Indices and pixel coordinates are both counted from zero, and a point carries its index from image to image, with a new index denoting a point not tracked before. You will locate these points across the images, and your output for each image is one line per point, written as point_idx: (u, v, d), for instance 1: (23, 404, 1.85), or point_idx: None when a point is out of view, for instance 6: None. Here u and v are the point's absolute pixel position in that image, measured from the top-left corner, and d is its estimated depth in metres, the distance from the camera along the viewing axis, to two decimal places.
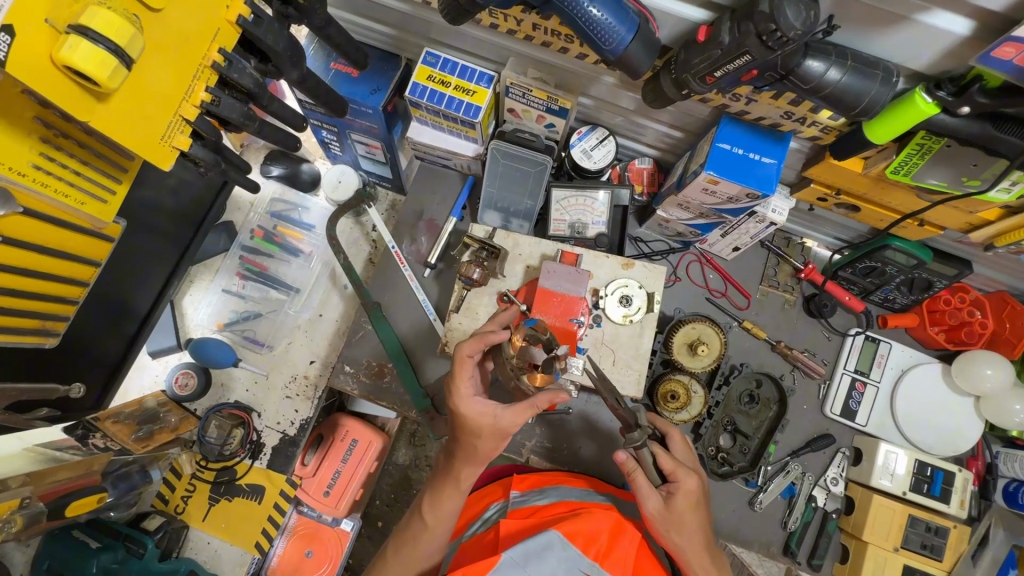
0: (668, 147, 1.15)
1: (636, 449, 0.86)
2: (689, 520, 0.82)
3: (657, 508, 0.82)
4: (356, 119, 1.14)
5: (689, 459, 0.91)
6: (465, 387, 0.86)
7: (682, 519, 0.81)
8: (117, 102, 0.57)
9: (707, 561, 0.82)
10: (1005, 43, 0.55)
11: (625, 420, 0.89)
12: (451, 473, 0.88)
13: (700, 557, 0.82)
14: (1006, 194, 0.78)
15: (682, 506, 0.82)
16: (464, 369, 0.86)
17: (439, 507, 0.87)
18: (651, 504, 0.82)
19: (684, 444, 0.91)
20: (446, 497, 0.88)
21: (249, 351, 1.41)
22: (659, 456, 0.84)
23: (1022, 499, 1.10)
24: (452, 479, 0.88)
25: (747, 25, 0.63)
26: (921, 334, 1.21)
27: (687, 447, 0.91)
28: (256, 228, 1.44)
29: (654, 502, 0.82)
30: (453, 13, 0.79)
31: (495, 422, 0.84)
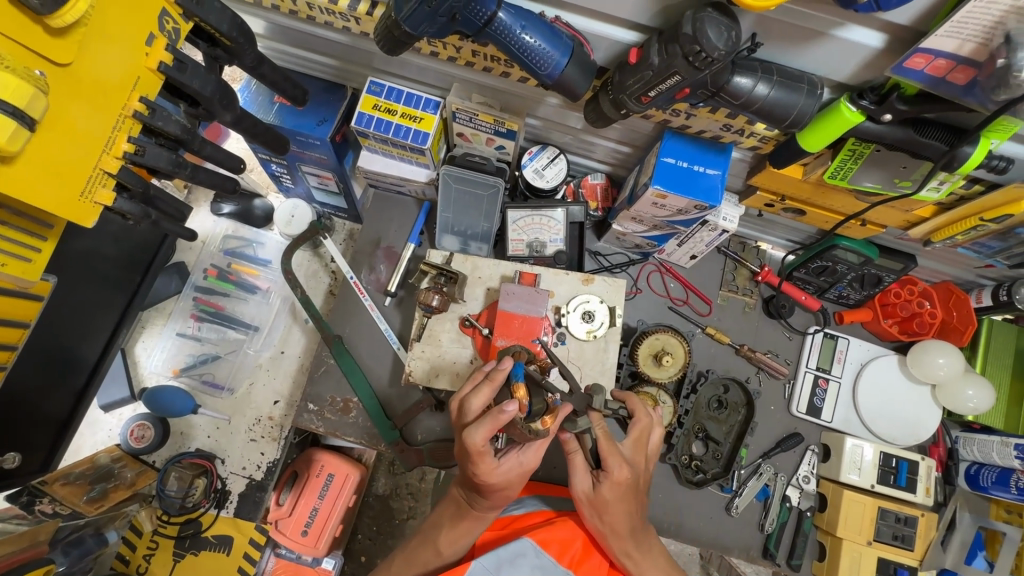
0: (618, 162, 1.16)
1: (578, 433, 0.79)
2: (614, 508, 0.79)
3: (585, 490, 0.80)
4: (306, 151, 1.12)
5: (643, 451, 0.83)
6: (487, 461, 0.74)
7: (606, 505, 0.79)
8: (25, 162, 0.55)
9: (627, 544, 0.80)
10: (916, 55, 0.57)
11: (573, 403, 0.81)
12: (477, 513, 0.81)
13: (621, 540, 0.80)
14: (936, 192, 0.80)
15: (607, 494, 0.78)
16: (484, 449, 0.73)
17: (458, 535, 0.81)
18: (580, 485, 0.80)
19: (641, 435, 0.83)
20: (467, 522, 0.82)
21: (209, 395, 1.35)
22: (595, 442, 0.78)
23: (983, 481, 1.14)
24: (474, 518, 0.81)
25: (674, 47, 0.64)
26: (877, 328, 1.25)
27: (642, 434, 0.83)
28: (210, 267, 1.38)
29: (583, 485, 0.80)
30: (388, 45, 0.78)
31: (520, 467, 0.77)
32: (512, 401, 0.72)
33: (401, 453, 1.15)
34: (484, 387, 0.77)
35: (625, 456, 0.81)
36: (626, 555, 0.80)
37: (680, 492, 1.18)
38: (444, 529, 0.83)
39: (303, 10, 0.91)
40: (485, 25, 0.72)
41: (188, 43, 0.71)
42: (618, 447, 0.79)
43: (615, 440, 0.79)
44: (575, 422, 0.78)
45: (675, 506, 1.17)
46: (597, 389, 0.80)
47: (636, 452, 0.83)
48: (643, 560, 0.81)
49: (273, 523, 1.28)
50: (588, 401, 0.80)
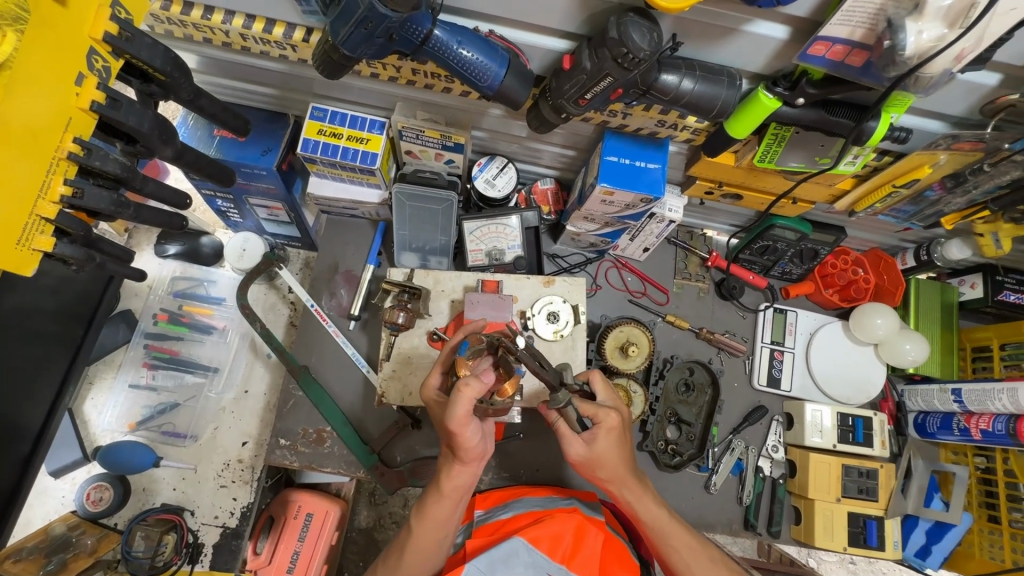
0: (565, 165, 1.20)
1: (561, 409, 0.77)
2: (612, 456, 0.78)
3: (581, 453, 0.79)
4: (253, 182, 1.11)
5: (616, 397, 0.85)
6: (461, 407, 0.73)
7: (603, 457, 0.78)
8: None
9: (630, 484, 0.81)
10: (816, 42, 0.64)
11: (547, 381, 0.76)
12: (438, 479, 0.83)
13: (623, 483, 0.81)
14: (852, 166, 0.88)
15: (604, 445, 0.78)
16: (471, 393, 0.72)
17: (429, 521, 0.81)
18: (575, 450, 0.80)
19: (607, 383, 0.85)
20: (429, 501, 0.83)
21: (171, 446, 1.29)
22: (578, 408, 0.78)
23: (930, 428, 1.23)
24: (436, 491, 0.82)
25: (603, 51, 0.68)
26: (820, 298, 1.33)
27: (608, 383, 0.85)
28: (159, 311, 1.34)
29: (576, 448, 0.79)
30: (329, 68, 0.81)
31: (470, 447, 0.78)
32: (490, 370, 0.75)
33: (382, 476, 1.13)
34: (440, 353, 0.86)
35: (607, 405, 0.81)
36: (629, 494, 0.81)
37: (660, 476, 1.22)
38: (412, 509, 0.85)
39: (237, 41, 0.91)
40: (423, 43, 0.75)
41: (120, 81, 0.70)
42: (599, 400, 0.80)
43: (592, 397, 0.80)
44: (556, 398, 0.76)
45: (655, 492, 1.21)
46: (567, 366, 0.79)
47: (612, 399, 0.84)
48: (646, 498, 0.82)
49: (253, 573, 1.22)
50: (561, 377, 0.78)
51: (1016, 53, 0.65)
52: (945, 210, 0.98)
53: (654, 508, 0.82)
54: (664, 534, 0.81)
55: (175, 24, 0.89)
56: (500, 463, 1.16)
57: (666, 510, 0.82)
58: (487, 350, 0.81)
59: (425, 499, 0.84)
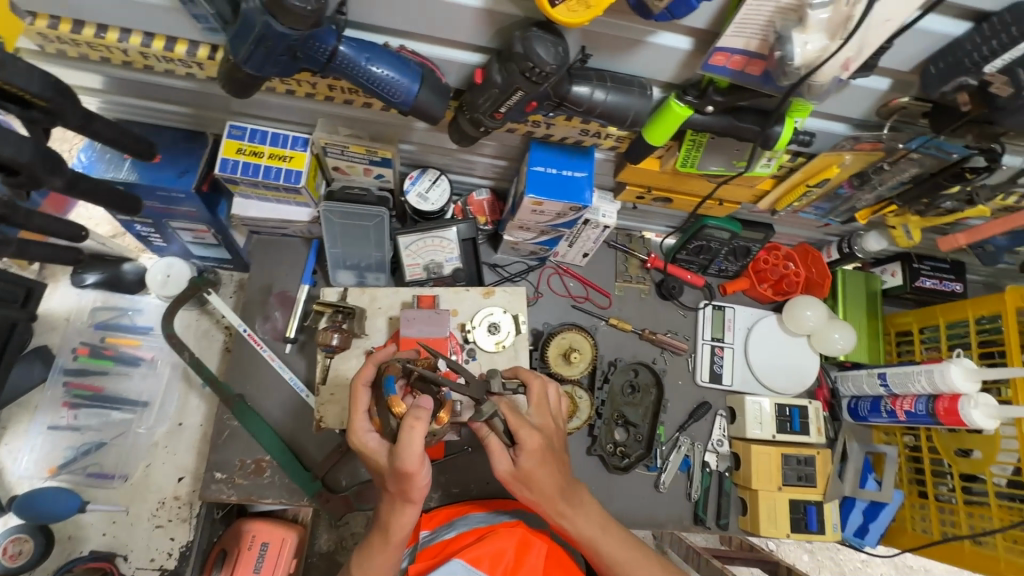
0: (499, 175, 1.20)
1: (486, 421, 0.77)
2: (537, 474, 0.77)
3: (507, 469, 0.78)
4: (172, 206, 1.06)
5: (549, 413, 0.82)
6: (414, 444, 0.69)
7: (528, 476, 0.77)
8: None
9: (558, 503, 0.79)
10: (715, 53, 0.65)
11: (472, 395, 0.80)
12: (383, 527, 0.78)
13: (552, 503, 0.79)
14: (768, 167, 0.90)
15: (526, 465, 0.76)
16: (423, 427, 0.69)
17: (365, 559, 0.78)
18: (502, 467, 0.78)
19: (540, 397, 0.82)
20: (376, 551, 0.78)
21: (99, 488, 1.22)
22: (505, 419, 0.77)
23: (862, 412, 1.29)
24: (383, 538, 0.77)
25: (511, 65, 0.68)
26: (755, 293, 1.38)
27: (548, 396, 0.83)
28: (79, 345, 1.25)
29: (502, 465, 0.78)
30: (236, 87, 0.78)
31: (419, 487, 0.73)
32: (430, 396, 0.73)
33: (326, 503, 1.11)
34: (361, 392, 0.78)
35: (533, 425, 0.79)
36: (558, 514, 0.80)
37: (610, 478, 1.24)
38: (358, 561, 0.79)
39: (138, 60, 0.86)
40: (330, 60, 0.73)
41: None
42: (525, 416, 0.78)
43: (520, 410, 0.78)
44: (483, 412, 0.75)
45: (605, 495, 1.22)
46: (491, 374, 0.82)
47: (543, 415, 0.81)
48: (578, 515, 0.81)
49: None
50: (487, 387, 0.81)
51: (900, 60, 0.68)
52: (857, 205, 1.03)
53: (585, 525, 0.81)
54: (595, 548, 0.81)
55: (66, 43, 0.83)
56: (450, 479, 1.18)
57: (597, 526, 0.82)
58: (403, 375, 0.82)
59: (371, 548, 0.79)
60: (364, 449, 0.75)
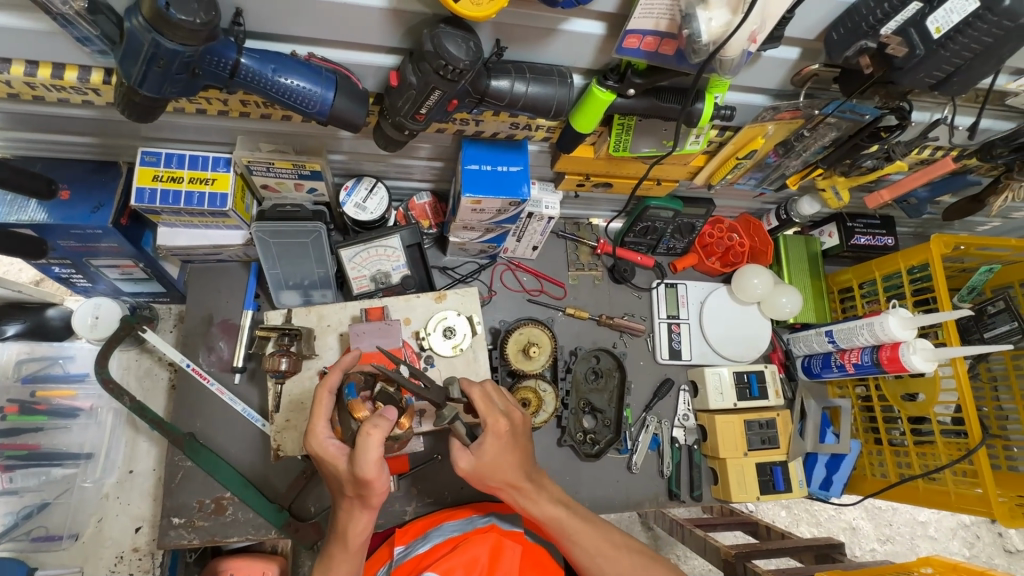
0: (438, 177, 1.18)
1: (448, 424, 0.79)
2: (501, 459, 0.81)
3: (469, 465, 0.81)
4: (92, 244, 1.00)
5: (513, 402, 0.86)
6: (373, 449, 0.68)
7: (490, 462, 0.80)
8: None
9: (523, 487, 0.83)
10: (628, 36, 0.65)
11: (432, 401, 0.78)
12: (342, 537, 0.76)
13: (517, 486, 0.82)
14: (697, 145, 0.91)
15: (490, 449, 0.80)
16: (380, 434, 0.69)
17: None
18: (462, 461, 0.82)
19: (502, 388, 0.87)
20: (335, 562, 0.76)
21: (46, 551, 1.15)
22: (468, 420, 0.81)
23: (815, 368, 1.34)
24: (342, 548, 0.76)
25: (424, 65, 0.66)
26: (704, 267, 1.40)
27: (504, 390, 0.88)
28: (3, 404, 1.11)
29: (465, 459, 0.81)
30: (136, 111, 0.73)
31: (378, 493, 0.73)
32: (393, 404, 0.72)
33: (297, 532, 1.06)
34: (324, 397, 0.77)
35: (499, 409, 0.83)
36: (524, 498, 0.83)
37: (583, 466, 1.25)
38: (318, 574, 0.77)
39: (26, 91, 0.80)
40: (233, 75, 0.69)
41: None
42: (491, 403, 0.82)
43: (483, 398, 0.83)
44: (443, 415, 0.78)
45: (580, 483, 1.23)
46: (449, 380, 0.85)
47: (508, 402, 0.85)
48: (542, 498, 0.83)
49: None
50: (446, 393, 0.80)
51: (804, 28, 0.70)
52: (787, 172, 1.06)
53: (550, 506, 0.84)
54: (563, 529, 0.82)
55: None
56: (422, 489, 1.16)
57: (563, 508, 0.84)
58: (365, 387, 0.78)
59: (328, 562, 0.77)
60: (323, 454, 0.74)
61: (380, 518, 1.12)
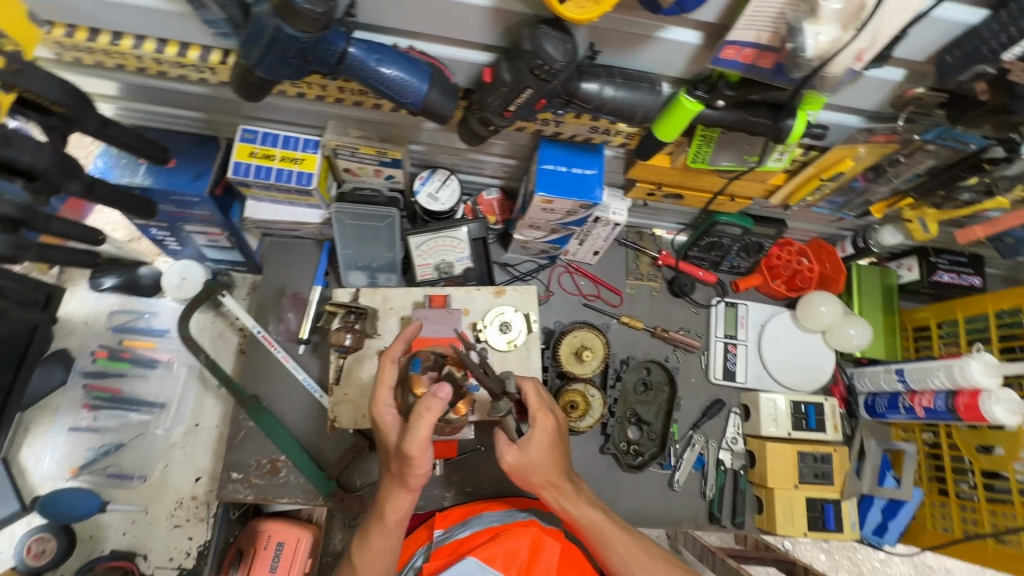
0: (509, 174, 1.20)
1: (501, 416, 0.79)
2: (546, 457, 0.82)
3: (515, 458, 0.82)
4: (186, 210, 1.07)
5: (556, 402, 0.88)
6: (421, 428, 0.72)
7: (534, 460, 0.82)
8: None
9: (563, 487, 0.83)
10: (726, 46, 0.64)
11: (490, 390, 0.77)
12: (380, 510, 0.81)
13: (557, 486, 0.83)
14: (780, 162, 0.89)
15: (537, 449, 0.82)
16: (431, 417, 0.72)
17: (368, 547, 0.80)
18: (508, 455, 0.83)
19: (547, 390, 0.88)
20: (374, 534, 0.81)
21: (117, 488, 1.23)
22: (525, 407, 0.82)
23: (879, 408, 1.27)
24: (379, 523, 0.81)
25: (520, 64, 0.68)
26: (768, 289, 1.36)
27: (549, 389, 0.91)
28: (97, 349, 1.28)
29: (511, 454, 0.82)
30: (248, 90, 0.79)
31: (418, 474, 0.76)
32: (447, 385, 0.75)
33: (341, 502, 1.11)
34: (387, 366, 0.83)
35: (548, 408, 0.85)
36: (564, 499, 0.84)
37: (623, 476, 1.23)
38: (356, 543, 0.83)
39: (152, 66, 0.87)
40: (339, 62, 0.73)
41: (14, 114, 0.67)
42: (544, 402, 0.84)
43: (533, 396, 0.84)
44: (499, 407, 0.77)
45: (620, 492, 1.22)
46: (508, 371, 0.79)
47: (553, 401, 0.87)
48: (581, 500, 0.84)
49: None
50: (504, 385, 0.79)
51: (914, 49, 0.67)
52: (873, 199, 1.01)
53: (589, 510, 0.84)
54: (600, 532, 0.83)
55: (83, 51, 0.85)
56: (462, 478, 1.18)
57: (600, 512, 0.84)
58: (434, 365, 0.81)
59: (365, 535, 0.82)
60: (381, 421, 0.80)
61: (420, 500, 1.15)
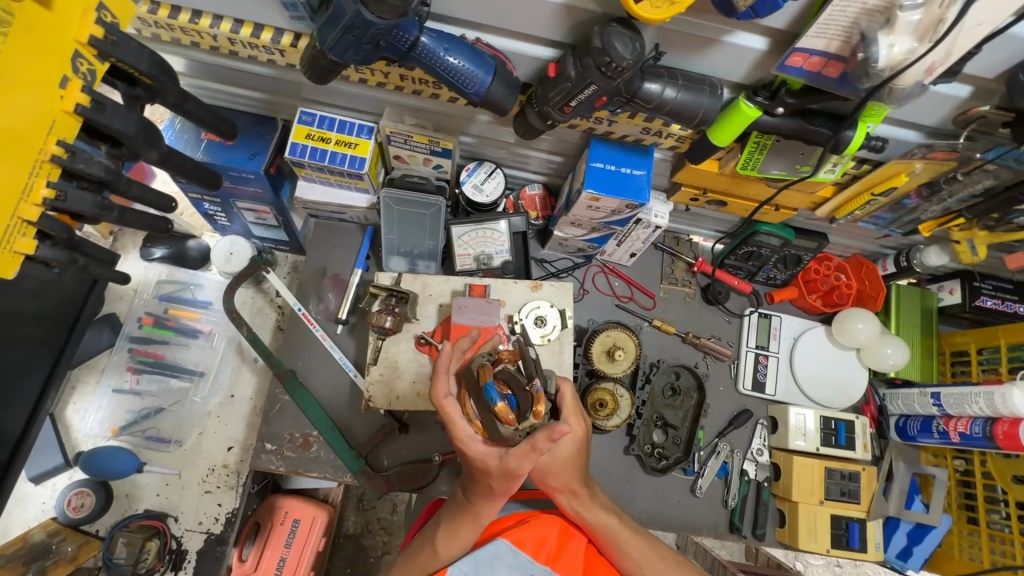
0: (553, 171, 1.22)
1: None
2: (567, 462, 0.83)
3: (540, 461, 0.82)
4: (240, 186, 1.11)
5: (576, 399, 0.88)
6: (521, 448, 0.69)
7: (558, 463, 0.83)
8: None
9: (579, 492, 0.86)
10: (794, 54, 0.65)
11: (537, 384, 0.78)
12: (473, 508, 0.79)
13: (574, 492, 0.86)
14: (833, 174, 0.89)
15: (565, 451, 0.82)
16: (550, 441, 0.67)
17: (457, 539, 0.78)
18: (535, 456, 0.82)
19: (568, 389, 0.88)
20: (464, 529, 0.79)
21: (154, 451, 1.28)
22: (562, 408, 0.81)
23: (911, 431, 1.25)
24: (473, 515, 0.79)
25: (587, 60, 0.70)
26: (803, 303, 1.35)
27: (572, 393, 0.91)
28: (143, 315, 1.33)
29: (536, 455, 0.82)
30: (317, 73, 0.82)
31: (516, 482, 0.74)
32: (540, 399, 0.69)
33: (369, 480, 1.13)
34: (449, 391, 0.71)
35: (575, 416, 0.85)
36: (579, 504, 0.86)
37: (645, 479, 1.24)
38: (440, 546, 0.79)
39: (225, 45, 0.91)
40: (410, 49, 0.75)
41: (105, 83, 0.71)
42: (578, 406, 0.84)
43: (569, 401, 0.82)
44: None
45: (642, 494, 1.22)
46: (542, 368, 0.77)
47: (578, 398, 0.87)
48: (595, 505, 0.86)
49: None
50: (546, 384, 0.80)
51: (985, 66, 0.67)
52: (922, 217, 1.01)
53: (602, 513, 0.86)
54: (614, 538, 0.85)
55: (163, 28, 0.89)
56: None
57: (614, 517, 0.87)
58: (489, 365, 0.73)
59: (444, 528, 0.80)
60: (469, 452, 0.72)
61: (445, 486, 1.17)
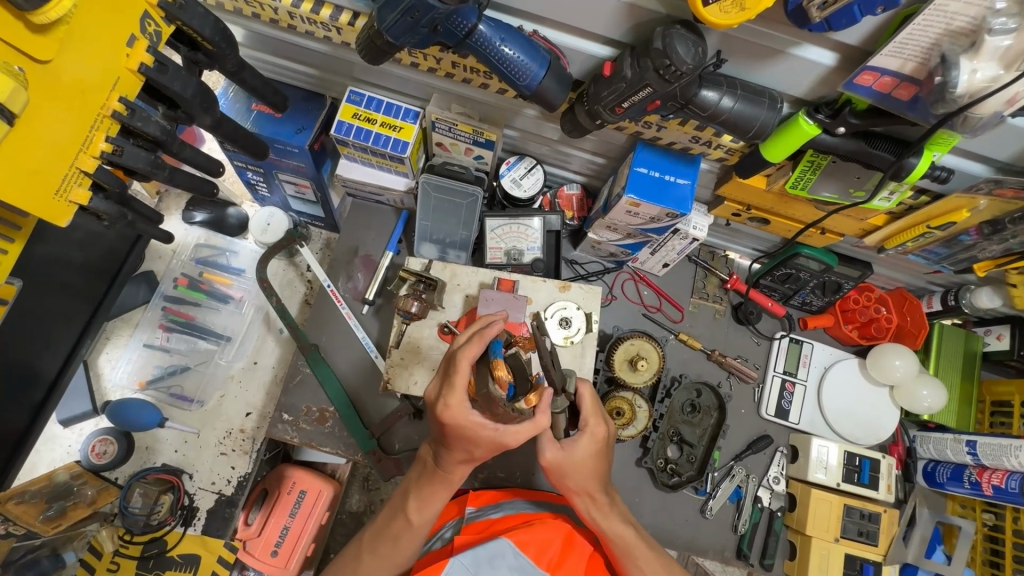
0: (593, 173, 1.21)
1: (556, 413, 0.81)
2: (589, 464, 0.82)
3: (555, 455, 0.80)
4: (283, 159, 1.13)
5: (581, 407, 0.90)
6: (520, 424, 0.71)
7: (580, 462, 0.81)
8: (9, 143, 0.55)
9: (599, 498, 0.84)
10: (865, 71, 0.62)
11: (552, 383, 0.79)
12: (443, 473, 0.80)
13: (593, 496, 0.84)
14: (887, 202, 0.86)
15: (584, 450, 0.81)
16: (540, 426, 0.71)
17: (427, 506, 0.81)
18: (549, 452, 0.80)
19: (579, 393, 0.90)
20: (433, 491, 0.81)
21: (177, 408, 1.31)
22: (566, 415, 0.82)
23: (939, 477, 1.19)
24: (442, 479, 0.81)
25: (645, 61, 0.68)
26: (838, 333, 1.30)
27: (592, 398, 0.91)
28: (180, 276, 1.36)
29: (553, 451, 0.80)
30: (371, 53, 0.81)
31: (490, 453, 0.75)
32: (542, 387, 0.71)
33: (379, 462, 1.13)
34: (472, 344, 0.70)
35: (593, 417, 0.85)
36: (596, 510, 0.84)
37: (655, 494, 1.21)
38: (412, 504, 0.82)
39: (285, 19, 0.92)
40: (466, 36, 0.75)
41: (169, 46, 0.73)
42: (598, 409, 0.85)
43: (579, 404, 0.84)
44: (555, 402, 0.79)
45: (651, 508, 1.19)
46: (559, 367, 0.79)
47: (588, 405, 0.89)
48: (612, 513, 0.85)
49: (241, 543, 1.25)
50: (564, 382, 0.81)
51: None
52: (979, 256, 0.96)
53: (619, 525, 0.84)
54: (629, 550, 0.83)
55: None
56: None
57: (632, 529, 0.85)
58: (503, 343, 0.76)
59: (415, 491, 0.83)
60: (458, 420, 0.70)
61: None
